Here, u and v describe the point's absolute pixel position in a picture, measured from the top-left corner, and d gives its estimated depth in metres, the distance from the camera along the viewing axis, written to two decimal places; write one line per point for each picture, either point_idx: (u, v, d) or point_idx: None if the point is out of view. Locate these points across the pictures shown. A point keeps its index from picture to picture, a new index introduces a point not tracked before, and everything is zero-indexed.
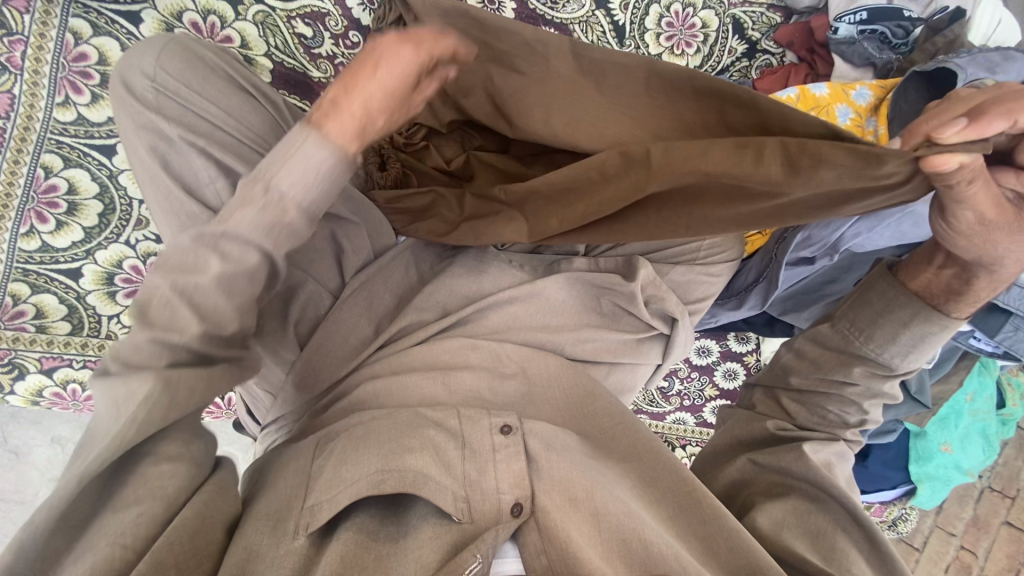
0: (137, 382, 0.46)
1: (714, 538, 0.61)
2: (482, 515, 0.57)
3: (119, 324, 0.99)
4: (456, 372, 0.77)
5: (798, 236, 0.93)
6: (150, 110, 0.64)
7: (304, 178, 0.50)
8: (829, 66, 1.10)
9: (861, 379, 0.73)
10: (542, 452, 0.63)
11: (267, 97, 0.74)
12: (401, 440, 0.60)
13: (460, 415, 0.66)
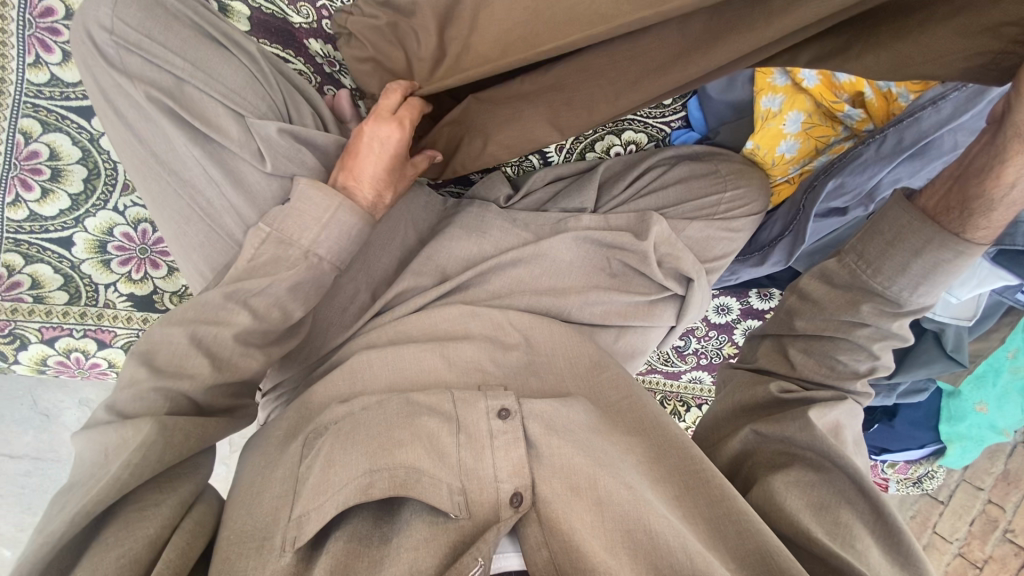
0: (131, 429, 0.54)
1: (721, 522, 0.57)
2: (481, 508, 0.56)
3: (117, 292, 0.90)
4: (455, 343, 0.73)
5: (829, 185, 0.83)
6: (116, 69, 0.62)
7: (339, 239, 0.66)
8: None
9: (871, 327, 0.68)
10: (542, 436, 0.59)
11: (238, 45, 0.68)
12: (392, 437, 0.58)
13: (453, 398, 0.62)
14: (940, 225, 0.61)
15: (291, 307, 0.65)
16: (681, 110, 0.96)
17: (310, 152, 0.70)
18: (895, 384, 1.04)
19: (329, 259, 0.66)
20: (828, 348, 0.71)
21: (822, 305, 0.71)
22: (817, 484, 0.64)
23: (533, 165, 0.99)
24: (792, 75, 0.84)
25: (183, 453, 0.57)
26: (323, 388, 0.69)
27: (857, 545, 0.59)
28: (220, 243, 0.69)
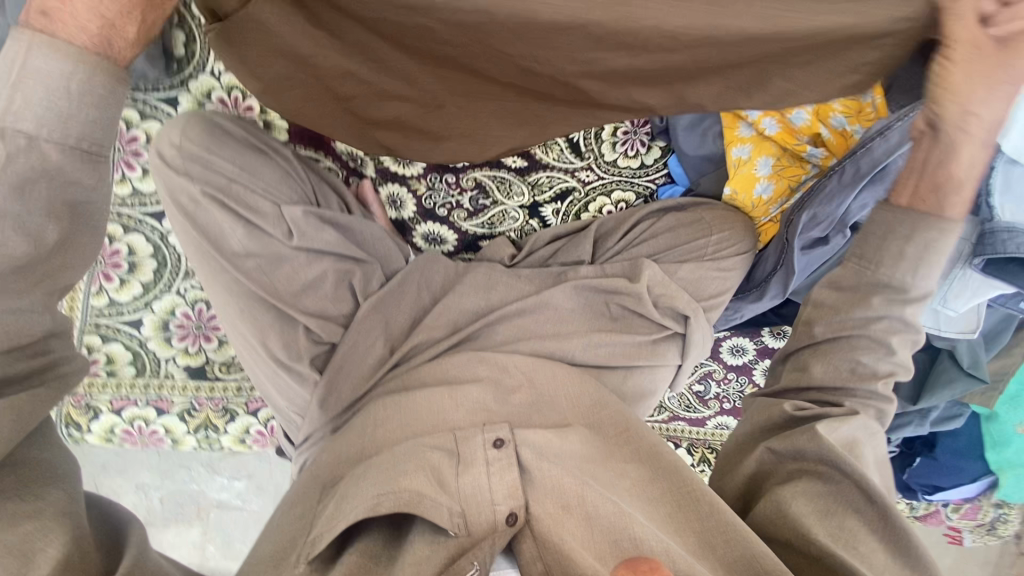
0: None
1: (710, 534, 0.59)
2: (478, 526, 0.60)
3: (176, 365, 1.01)
4: (464, 385, 0.80)
5: (803, 217, 0.90)
6: (179, 174, 0.78)
7: (46, 108, 0.48)
8: None
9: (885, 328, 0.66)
10: (534, 460, 0.66)
11: (276, 150, 0.86)
12: (398, 469, 0.63)
13: (455, 436, 0.70)
14: (923, 209, 0.62)
15: (43, 228, 0.50)
16: (663, 168, 1.08)
17: (330, 228, 0.87)
18: (926, 411, 1.01)
19: (70, 141, 0.50)
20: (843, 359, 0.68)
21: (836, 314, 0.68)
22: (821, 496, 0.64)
23: (534, 228, 1.10)
24: (755, 128, 0.94)
25: None
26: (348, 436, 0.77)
27: (859, 547, 0.60)
28: (266, 310, 0.83)
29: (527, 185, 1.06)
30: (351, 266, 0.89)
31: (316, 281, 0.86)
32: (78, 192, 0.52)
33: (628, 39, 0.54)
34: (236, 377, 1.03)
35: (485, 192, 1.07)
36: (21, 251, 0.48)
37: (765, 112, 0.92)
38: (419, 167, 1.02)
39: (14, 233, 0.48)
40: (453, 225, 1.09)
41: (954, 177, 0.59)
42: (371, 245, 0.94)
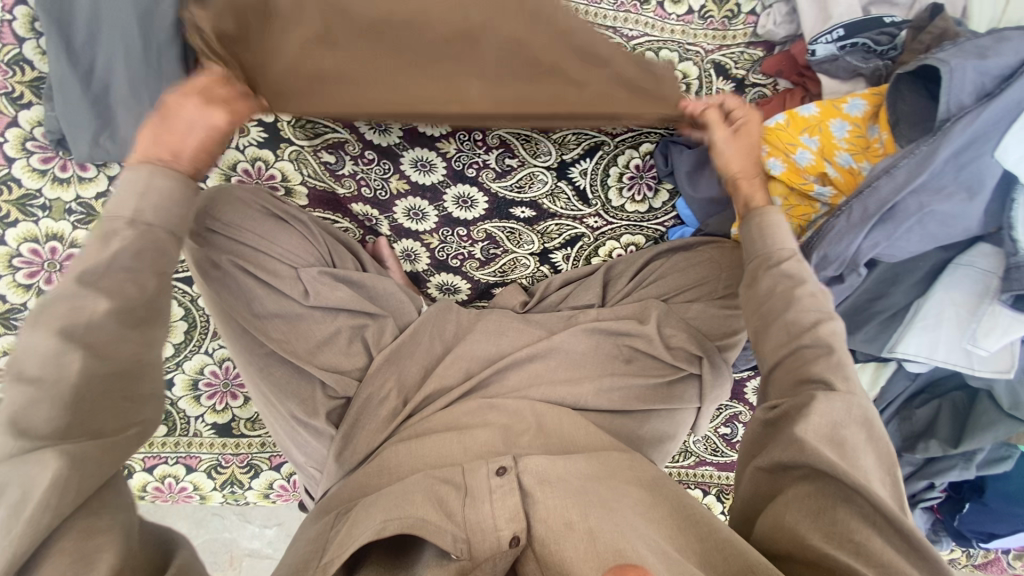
0: (37, 469, 0.52)
1: (718, 561, 0.62)
2: (482, 551, 0.67)
3: (204, 422, 1.06)
4: (472, 429, 0.86)
5: (814, 257, 0.87)
6: (205, 246, 0.83)
7: (145, 200, 0.64)
8: (820, 84, 1.00)
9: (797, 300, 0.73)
10: (536, 485, 0.74)
11: (293, 217, 0.91)
12: (408, 500, 0.72)
13: (463, 469, 0.78)
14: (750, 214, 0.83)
15: (144, 279, 0.63)
16: (670, 211, 1.08)
17: (344, 286, 0.92)
18: (969, 453, 0.96)
19: (146, 221, 0.64)
20: (787, 346, 0.72)
21: (762, 302, 0.76)
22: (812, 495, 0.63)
23: (545, 274, 1.12)
24: (762, 168, 0.95)
25: (97, 481, 0.56)
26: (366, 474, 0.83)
27: (855, 539, 0.58)
28: (283, 367, 0.87)
29: (536, 234, 1.08)
30: (367, 319, 0.93)
31: (332, 338, 0.90)
32: (165, 256, 0.65)
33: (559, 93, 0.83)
34: (260, 433, 1.07)
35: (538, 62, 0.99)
36: (130, 297, 0.62)
37: (770, 153, 0.93)
38: (430, 224, 1.05)
39: (119, 289, 0.61)
40: (465, 275, 1.11)
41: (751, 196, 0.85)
42: (383, 300, 0.97)
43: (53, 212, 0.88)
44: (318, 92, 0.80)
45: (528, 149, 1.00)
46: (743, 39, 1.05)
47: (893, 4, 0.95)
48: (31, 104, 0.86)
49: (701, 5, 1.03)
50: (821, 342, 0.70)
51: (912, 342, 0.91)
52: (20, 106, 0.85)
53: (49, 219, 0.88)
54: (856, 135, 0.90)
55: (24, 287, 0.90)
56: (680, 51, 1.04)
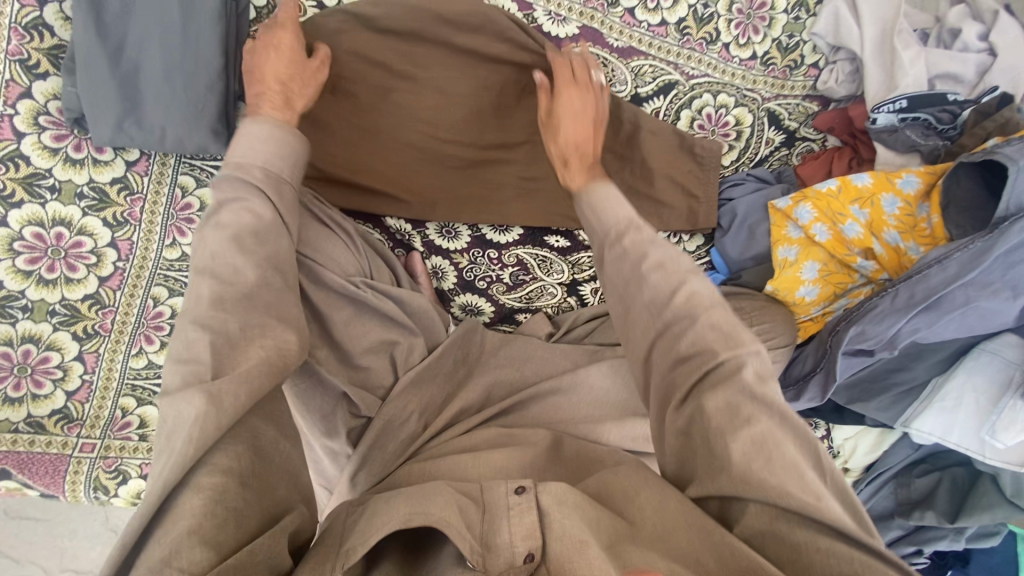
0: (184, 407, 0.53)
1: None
2: (497, 566, 0.61)
3: None
4: (487, 452, 0.81)
5: (850, 331, 0.87)
6: None
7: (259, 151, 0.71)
8: (873, 150, 0.99)
9: (647, 281, 0.68)
10: (554, 505, 0.64)
11: (340, 225, 0.90)
12: (432, 497, 0.65)
13: (481, 485, 0.71)
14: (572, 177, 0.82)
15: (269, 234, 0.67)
16: (704, 256, 1.08)
17: (384, 299, 0.89)
18: (961, 527, 1.00)
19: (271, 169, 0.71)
20: (671, 356, 0.65)
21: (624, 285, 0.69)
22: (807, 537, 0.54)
23: (571, 305, 1.09)
24: (805, 232, 0.94)
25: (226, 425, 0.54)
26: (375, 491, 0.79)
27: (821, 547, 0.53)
28: (305, 379, 0.81)
29: (567, 264, 1.06)
30: (399, 335, 0.90)
31: (367, 354, 0.88)
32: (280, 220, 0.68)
33: None
34: None
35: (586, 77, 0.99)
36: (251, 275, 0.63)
37: (816, 218, 0.93)
38: (462, 242, 1.03)
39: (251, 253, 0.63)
40: (491, 298, 1.07)
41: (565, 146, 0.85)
42: (416, 317, 0.93)
43: (63, 195, 0.81)
44: (424, 176, 0.97)
45: (561, 209, 1.01)
46: (801, 91, 1.03)
47: (958, 81, 0.95)
48: (47, 75, 0.78)
49: (765, 51, 0.99)
50: (683, 314, 0.66)
51: (928, 420, 0.93)
52: (34, 75, 0.77)
53: (57, 202, 0.81)
54: (904, 213, 0.89)
55: (24, 275, 0.81)
56: (736, 96, 1.02)
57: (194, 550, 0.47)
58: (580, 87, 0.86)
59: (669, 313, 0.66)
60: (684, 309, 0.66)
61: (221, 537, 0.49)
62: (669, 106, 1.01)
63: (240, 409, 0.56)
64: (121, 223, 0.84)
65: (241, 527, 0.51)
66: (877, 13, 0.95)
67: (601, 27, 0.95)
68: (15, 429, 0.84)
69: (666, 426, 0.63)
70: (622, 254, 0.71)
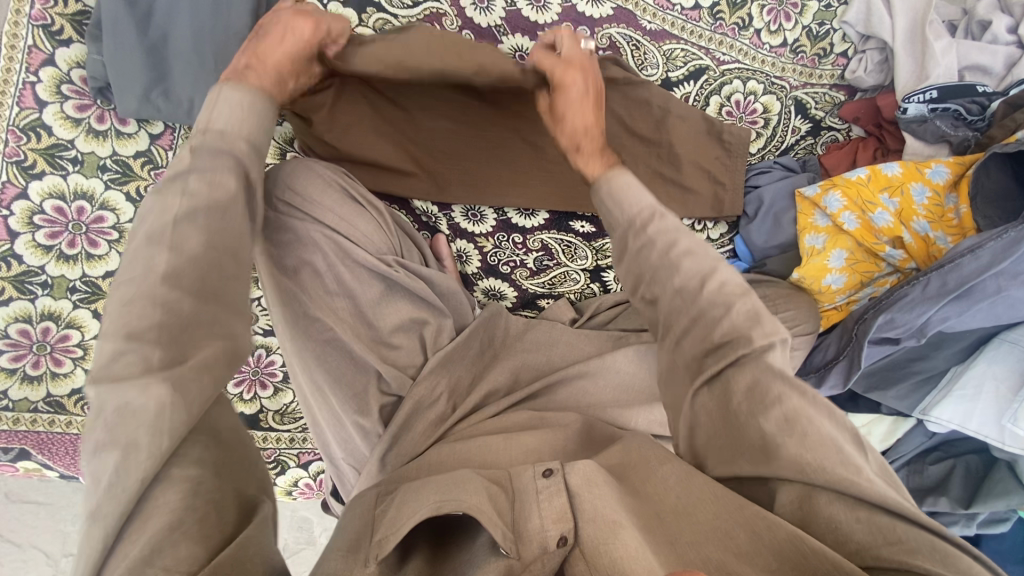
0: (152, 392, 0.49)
1: (755, 553, 0.52)
2: (529, 550, 0.60)
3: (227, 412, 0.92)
4: (520, 434, 0.81)
5: (880, 318, 0.87)
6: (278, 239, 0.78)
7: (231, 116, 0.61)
8: (900, 141, 0.99)
9: (678, 269, 0.64)
10: (584, 486, 0.65)
11: (372, 203, 0.86)
12: (463, 485, 0.64)
13: (509, 472, 0.71)
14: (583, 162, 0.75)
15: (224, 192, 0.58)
16: (728, 244, 1.08)
17: (418, 279, 0.87)
18: (973, 513, 1.01)
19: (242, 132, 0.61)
20: (704, 346, 0.61)
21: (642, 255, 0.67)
22: (843, 510, 0.52)
23: (594, 291, 1.09)
24: (833, 220, 0.95)
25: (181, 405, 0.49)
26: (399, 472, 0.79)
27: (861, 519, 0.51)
28: (340, 357, 0.81)
29: (591, 250, 1.05)
30: (428, 316, 0.87)
31: (396, 333, 0.84)
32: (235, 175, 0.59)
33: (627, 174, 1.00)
34: (291, 428, 0.95)
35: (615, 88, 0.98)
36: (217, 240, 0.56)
37: (846, 206, 0.93)
38: (487, 226, 1.01)
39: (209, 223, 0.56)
40: (514, 283, 1.06)
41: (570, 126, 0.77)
42: (445, 298, 0.91)
43: (85, 167, 0.78)
44: (449, 159, 0.95)
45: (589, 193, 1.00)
46: (828, 81, 1.03)
47: (986, 72, 0.95)
48: (71, 41, 0.75)
49: (794, 39, 0.99)
50: (714, 299, 0.62)
51: (947, 408, 0.94)
52: (58, 42, 0.74)
53: (79, 174, 0.78)
54: (933, 203, 0.90)
55: (44, 250, 0.79)
56: (765, 83, 1.01)
57: (180, 545, 0.45)
58: (574, 63, 0.77)
59: (703, 301, 0.62)
60: (717, 298, 0.62)
61: (208, 528, 0.47)
62: (700, 91, 1.00)
63: (208, 398, 0.51)
64: (144, 198, 0.81)
65: (222, 518, 0.49)
66: (908, 3, 0.95)
67: (635, 10, 0.94)
68: (34, 408, 0.82)
69: (712, 421, 0.60)
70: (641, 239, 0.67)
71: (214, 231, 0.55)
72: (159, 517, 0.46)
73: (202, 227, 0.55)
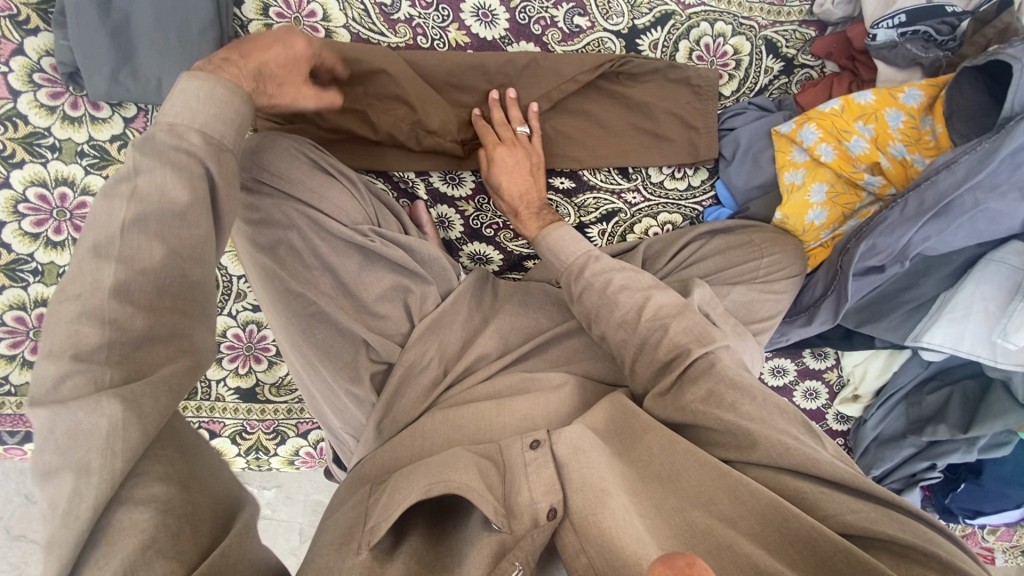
0: (95, 415, 0.48)
1: (740, 518, 0.57)
2: (521, 525, 0.60)
3: (226, 387, 0.95)
4: (511, 400, 0.82)
5: (861, 246, 0.88)
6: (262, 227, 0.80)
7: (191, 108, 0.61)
8: (873, 70, 0.98)
9: (616, 302, 0.77)
10: (570, 456, 0.65)
11: (343, 173, 0.85)
12: (452, 464, 0.64)
13: (499, 446, 0.71)
14: (522, 228, 0.92)
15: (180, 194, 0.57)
16: (710, 190, 1.08)
17: (396, 246, 0.87)
18: (973, 438, 1.02)
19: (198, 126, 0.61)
20: (653, 367, 0.73)
21: (593, 292, 0.79)
22: (807, 484, 0.58)
23: None
24: (810, 153, 0.95)
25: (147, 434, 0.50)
26: (393, 449, 0.78)
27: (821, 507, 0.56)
28: (326, 329, 0.82)
29: (573, 207, 1.04)
30: (410, 282, 0.87)
31: (382, 301, 0.86)
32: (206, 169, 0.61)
33: (602, 127, 1.01)
34: (287, 399, 0.97)
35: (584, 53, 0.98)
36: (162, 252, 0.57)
37: (821, 138, 0.93)
38: (466, 189, 1.01)
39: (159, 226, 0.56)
40: (498, 246, 1.06)
41: (508, 197, 0.93)
42: (426, 264, 0.90)
43: (64, 154, 0.80)
44: None
45: (566, 149, 1.00)
46: (797, 16, 1.03)
47: None
48: (38, 30, 0.76)
49: None
50: (655, 326, 0.74)
51: (938, 332, 0.94)
52: (25, 31, 0.76)
53: (59, 161, 0.80)
54: (909, 126, 0.90)
55: (32, 238, 0.81)
56: (734, 24, 1.01)
57: (154, 564, 0.47)
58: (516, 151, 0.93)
59: (643, 328, 0.74)
60: (655, 323, 0.73)
61: (181, 547, 0.49)
62: (668, 37, 0.99)
63: (162, 415, 0.52)
64: None
65: (197, 532, 0.51)
66: None
67: None
68: None
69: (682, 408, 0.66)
70: (590, 283, 0.79)
71: (169, 242, 0.56)
72: (130, 537, 0.47)
73: (156, 237, 0.55)
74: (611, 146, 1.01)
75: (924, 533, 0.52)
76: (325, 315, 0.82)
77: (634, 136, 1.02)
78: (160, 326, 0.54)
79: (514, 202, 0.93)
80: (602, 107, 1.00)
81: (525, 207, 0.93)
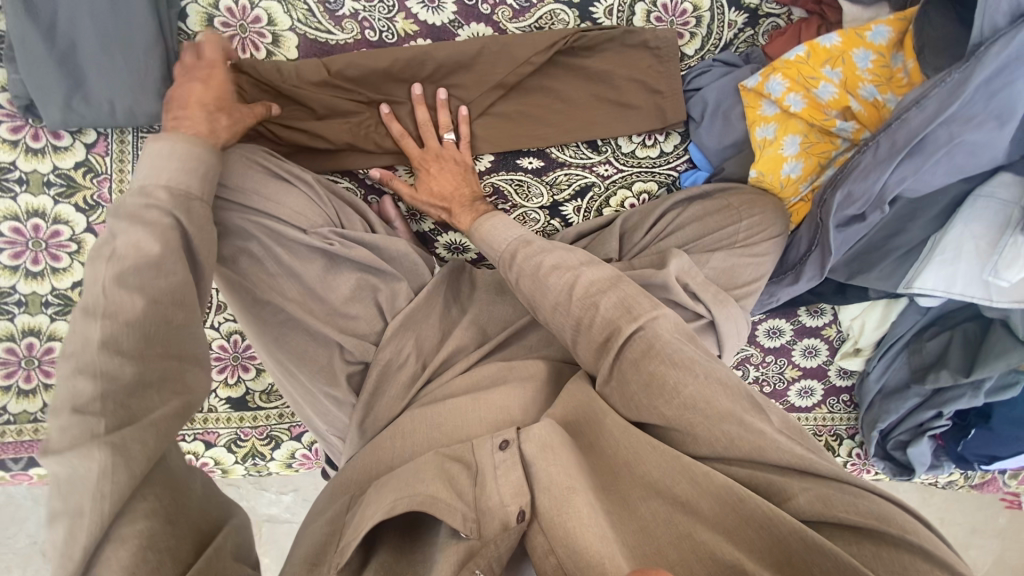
0: (82, 462, 0.50)
1: (700, 500, 0.56)
2: (492, 529, 0.59)
3: (217, 397, 0.97)
4: (487, 394, 0.80)
5: (837, 196, 0.86)
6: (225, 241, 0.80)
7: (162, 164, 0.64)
8: (839, 10, 0.95)
9: (547, 285, 0.74)
10: (540, 454, 0.63)
11: (299, 177, 0.86)
12: (417, 477, 0.64)
13: (471, 444, 0.69)
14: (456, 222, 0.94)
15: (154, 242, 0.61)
16: (683, 154, 1.05)
17: (358, 245, 0.87)
18: (978, 382, 0.98)
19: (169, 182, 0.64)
20: (595, 346, 0.69)
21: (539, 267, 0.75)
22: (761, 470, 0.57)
23: (557, 228, 1.06)
24: (779, 105, 0.92)
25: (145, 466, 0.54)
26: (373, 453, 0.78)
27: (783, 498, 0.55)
28: (301, 335, 0.84)
29: (545, 185, 1.03)
30: (378, 281, 0.88)
31: (350, 303, 0.86)
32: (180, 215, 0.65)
33: (564, 102, 0.99)
34: (277, 404, 0.99)
35: (537, 28, 0.96)
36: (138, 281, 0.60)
37: (789, 88, 0.90)
38: None
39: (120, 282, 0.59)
40: None
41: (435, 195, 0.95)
42: (394, 261, 0.91)
43: (31, 185, 0.82)
44: None
45: (529, 127, 0.99)
46: None
47: None
48: None
49: None
50: (585, 304, 0.70)
51: (930, 277, 0.91)
52: None
53: (27, 193, 0.82)
54: (880, 65, 0.86)
55: (11, 270, 0.84)
56: None
57: None
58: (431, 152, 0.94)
59: (575, 309, 0.71)
60: (587, 302, 0.70)
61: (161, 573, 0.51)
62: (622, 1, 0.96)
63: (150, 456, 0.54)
64: (93, 206, 0.85)
65: (179, 548, 0.54)
66: None
67: None
68: (35, 418, 0.88)
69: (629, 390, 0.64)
70: (528, 263, 0.77)
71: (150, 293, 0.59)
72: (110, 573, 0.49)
73: (134, 289, 0.58)
74: (575, 121, 0.99)
75: (892, 517, 0.52)
76: (297, 321, 0.83)
77: (597, 108, 1.00)
78: (150, 372, 0.56)
79: (443, 199, 0.95)
80: (561, 81, 0.98)
81: (454, 203, 0.94)
